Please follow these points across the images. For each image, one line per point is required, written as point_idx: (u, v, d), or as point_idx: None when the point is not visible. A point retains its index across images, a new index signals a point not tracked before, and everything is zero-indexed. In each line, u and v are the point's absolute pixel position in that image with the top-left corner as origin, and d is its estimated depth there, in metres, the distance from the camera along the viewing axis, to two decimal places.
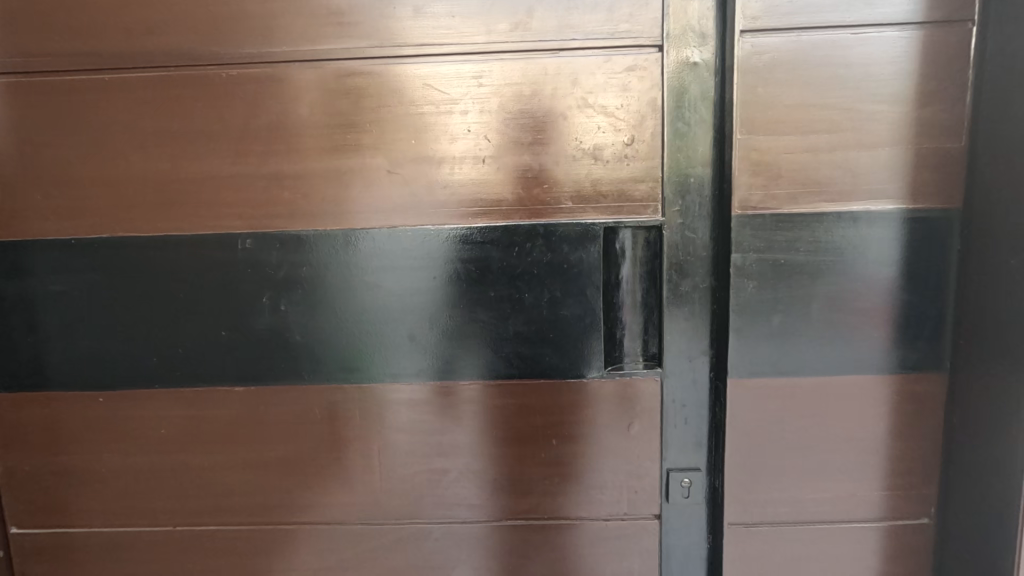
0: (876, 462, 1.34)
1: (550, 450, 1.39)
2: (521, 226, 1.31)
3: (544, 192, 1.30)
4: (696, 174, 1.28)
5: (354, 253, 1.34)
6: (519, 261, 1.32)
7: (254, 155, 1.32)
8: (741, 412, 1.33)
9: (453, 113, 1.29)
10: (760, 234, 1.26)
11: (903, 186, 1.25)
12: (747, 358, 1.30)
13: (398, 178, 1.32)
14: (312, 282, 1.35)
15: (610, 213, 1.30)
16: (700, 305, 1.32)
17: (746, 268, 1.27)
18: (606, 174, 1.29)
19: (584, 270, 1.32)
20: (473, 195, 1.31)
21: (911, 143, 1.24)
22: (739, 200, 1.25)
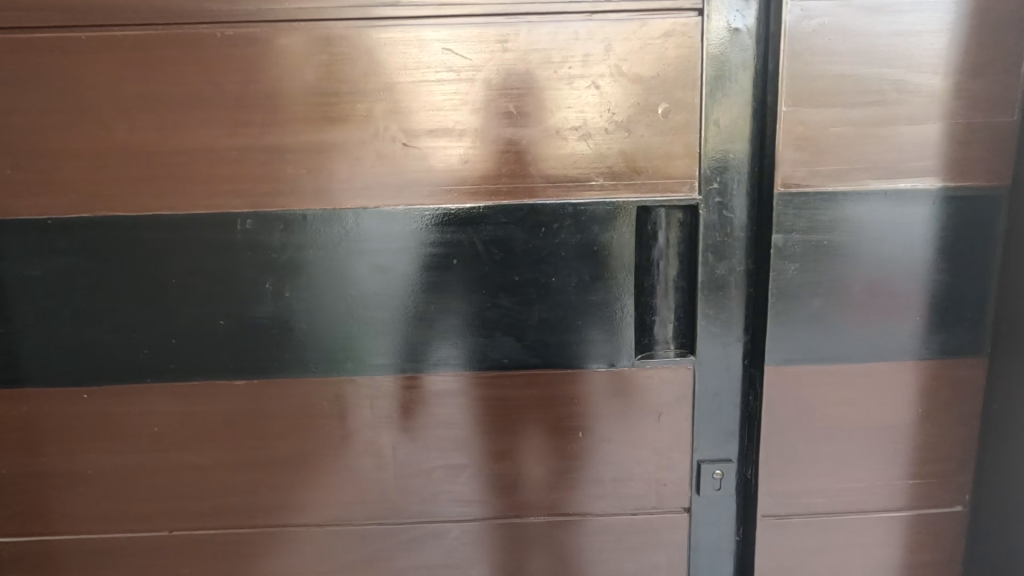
0: (912, 450, 1.31)
1: (575, 442, 1.32)
2: (547, 205, 1.22)
3: (573, 169, 1.21)
4: (735, 150, 1.20)
5: (366, 234, 1.23)
6: (546, 243, 1.23)
7: (255, 125, 1.19)
8: (777, 399, 1.28)
9: (476, 80, 1.18)
10: (803, 214, 1.19)
11: (949, 163, 1.19)
12: (786, 344, 1.25)
13: (414, 152, 1.21)
14: (319, 266, 1.24)
15: (643, 191, 1.21)
16: (736, 289, 1.26)
17: (787, 249, 1.20)
18: (639, 149, 1.20)
19: (615, 252, 1.24)
20: (496, 171, 1.21)
21: (960, 117, 1.17)
22: (782, 177, 1.17)
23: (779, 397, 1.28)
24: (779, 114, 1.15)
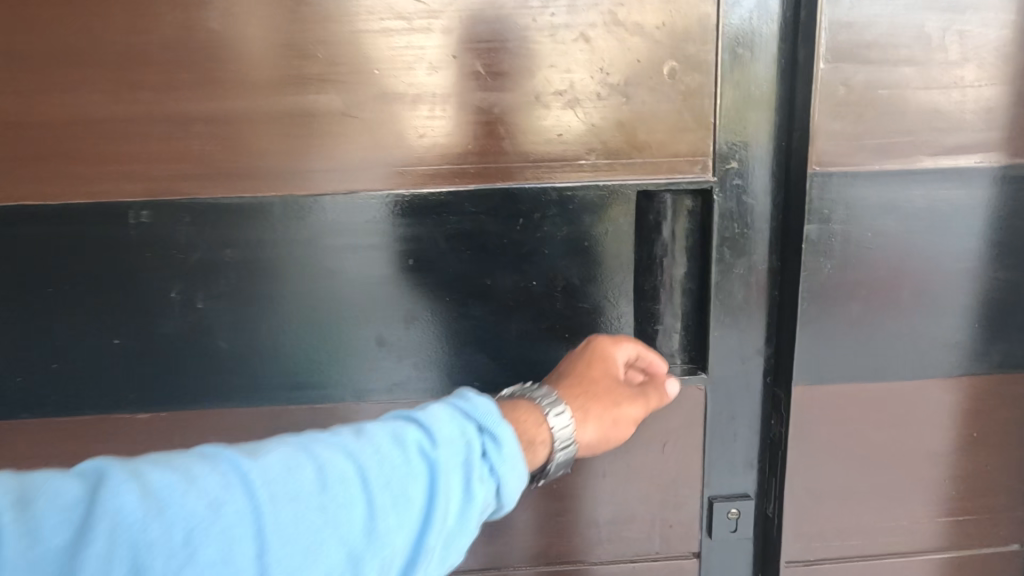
0: (962, 480, 1.10)
1: (564, 479, 1.09)
2: (526, 189, 0.98)
3: (557, 144, 0.97)
4: (758, 120, 0.98)
5: (298, 228, 0.98)
6: (525, 237, 0.99)
7: (145, 86, 0.91)
8: (807, 425, 1.05)
9: (433, 31, 0.93)
10: (842, 199, 0.96)
11: (1019, 136, 0.97)
12: (818, 359, 1.02)
13: (356, 123, 0.95)
14: (241, 269, 0.98)
15: (645, 172, 0.98)
16: (757, 292, 1.03)
17: (820, 242, 0.98)
18: (640, 119, 0.96)
19: (612, 248, 1.01)
20: (461, 147, 0.96)
21: None
22: (818, 153, 0.94)
23: (808, 423, 1.05)
24: (816, 73, 0.92)
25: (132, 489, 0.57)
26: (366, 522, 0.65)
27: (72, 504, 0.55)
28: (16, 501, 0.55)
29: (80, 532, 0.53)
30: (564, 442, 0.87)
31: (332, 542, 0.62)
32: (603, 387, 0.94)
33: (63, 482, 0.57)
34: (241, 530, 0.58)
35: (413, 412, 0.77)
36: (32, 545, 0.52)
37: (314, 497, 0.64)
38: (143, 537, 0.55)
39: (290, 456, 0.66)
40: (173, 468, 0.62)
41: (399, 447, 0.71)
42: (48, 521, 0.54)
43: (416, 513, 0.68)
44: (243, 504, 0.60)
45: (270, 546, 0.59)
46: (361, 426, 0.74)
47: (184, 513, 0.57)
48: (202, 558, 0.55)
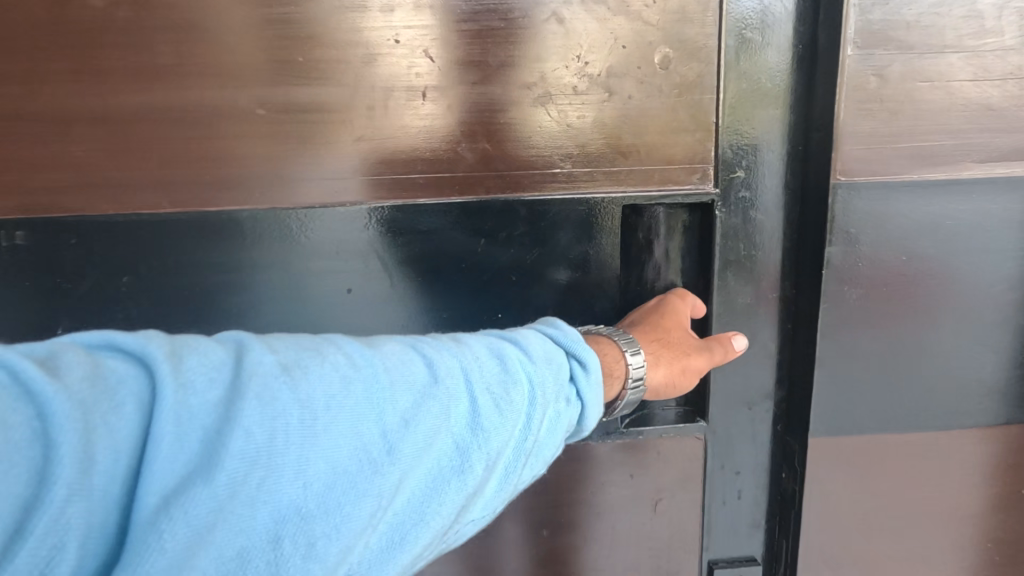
0: (1006, 543, 0.93)
1: (540, 542, 0.92)
2: (490, 203, 0.80)
3: (526, 147, 0.80)
4: (769, 121, 0.81)
5: (211, 251, 0.80)
6: (489, 260, 0.83)
7: (14, 79, 0.74)
8: (826, 484, 0.88)
9: (370, 7, 0.75)
10: (871, 216, 0.79)
11: None
12: (841, 405, 0.86)
13: (278, 122, 0.77)
14: (142, 301, 0.80)
15: (633, 182, 0.81)
16: (766, 324, 0.87)
17: (846, 266, 0.81)
18: (626, 118, 0.79)
19: (594, 273, 0.85)
20: (409, 152, 0.79)
21: None
22: (842, 160, 0.77)
23: (828, 480, 0.88)
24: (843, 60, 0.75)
25: (270, 358, 0.50)
26: (486, 414, 0.56)
27: (220, 363, 0.48)
28: (171, 352, 0.47)
29: (233, 389, 0.46)
30: (638, 380, 0.75)
31: (450, 426, 0.54)
32: (679, 331, 0.80)
33: (205, 345, 0.49)
34: (367, 407, 0.50)
35: (512, 332, 0.67)
36: (192, 394, 0.45)
37: (424, 386, 0.54)
38: (283, 398, 0.47)
39: (403, 351, 0.57)
40: (302, 346, 0.54)
41: (497, 361, 0.61)
42: (201, 374, 0.46)
43: (521, 415, 0.58)
44: (372, 383, 0.52)
45: (399, 425, 0.51)
46: (465, 337, 0.65)
47: (316, 387, 0.49)
48: (332, 426, 0.48)
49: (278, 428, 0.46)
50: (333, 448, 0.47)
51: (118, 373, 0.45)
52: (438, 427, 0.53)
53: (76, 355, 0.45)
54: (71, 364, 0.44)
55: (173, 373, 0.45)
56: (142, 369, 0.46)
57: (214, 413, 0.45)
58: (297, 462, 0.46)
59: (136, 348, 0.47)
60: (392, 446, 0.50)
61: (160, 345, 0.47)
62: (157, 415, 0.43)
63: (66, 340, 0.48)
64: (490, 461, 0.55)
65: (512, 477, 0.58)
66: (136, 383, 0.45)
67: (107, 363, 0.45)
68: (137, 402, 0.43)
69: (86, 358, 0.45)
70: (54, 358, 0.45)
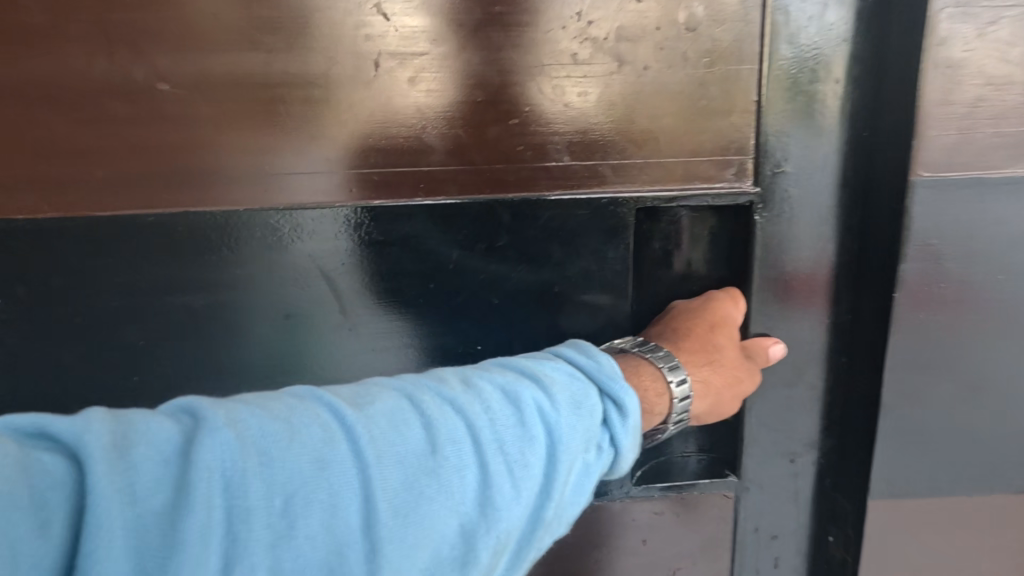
0: None
1: None
2: (465, 206, 0.63)
3: (513, 133, 0.62)
4: (827, 99, 0.63)
5: (103, 268, 0.62)
6: (465, 279, 0.65)
7: None
8: (887, 556, 0.71)
9: None
10: (963, 222, 0.61)
11: None
12: (913, 462, 0.67)
13: (186, 99, 0.59)
14: (15, 334, 0.62)
15: (650, 178, 0.63)
16: (815, 357, 0.69)
17: (926, 287, 0.62)
18: (642, 95, 0.61)
19: (598, 295, 0.66)
20: (362, 139, 0.61)
21: None
22: (928, 149, 0.59)
23: (889, 553, 0.71)
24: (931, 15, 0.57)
25: (222, 434, 0.36)
26: (505, 487, 0.40)
27: (166, 453, 0.35)
28: (112, 441, 0.35)
29: (176, 490, 0.34)
30: (682, 414, 0.59)
31: (458, 507, 0.39)
32: (731, 350, 0.63)
33: (156, 422, 0.37)
34: (343, 496, 0.36)
35: (531, 361, 0.48)
36: (124, 504, 0.33)
37: (417, 457, 0.39)
38: (240, 495, 0.34)
39: (397, 403, 0.42)
40: (274, 405, 0.40)
41: (513, 409, 0.43)
42: (145, 472, 0.34)
43: (539, 476, 0.42)
44: (352, 459, 0.38)
45: (382, 517, 0.37)
46: (479, 368, 0.48)
47: (281, 472, 0.36)
48: (298, 525, 0.35)
49: (231, 541, 0.33)
50: (298, 555, 0.34)
51: (53, 471, 0.33)
52: (436, 512, 0.38)
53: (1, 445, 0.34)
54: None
55: (109, 477, 0.33)
56: (76, 466, 0.34)
57: (153, 527, 0.33)
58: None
59: (70, 436, 0.35)
60: (375, 544, 0.36)
61: (100, 429, 0.35)
62: (87, 537, 0.32)
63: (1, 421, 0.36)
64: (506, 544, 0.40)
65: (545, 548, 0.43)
66: (69, 488, 0.33)
67: (36, 457, 0.34)
68: (72, 516, 0.33)
69: (14, 451, 0.33)
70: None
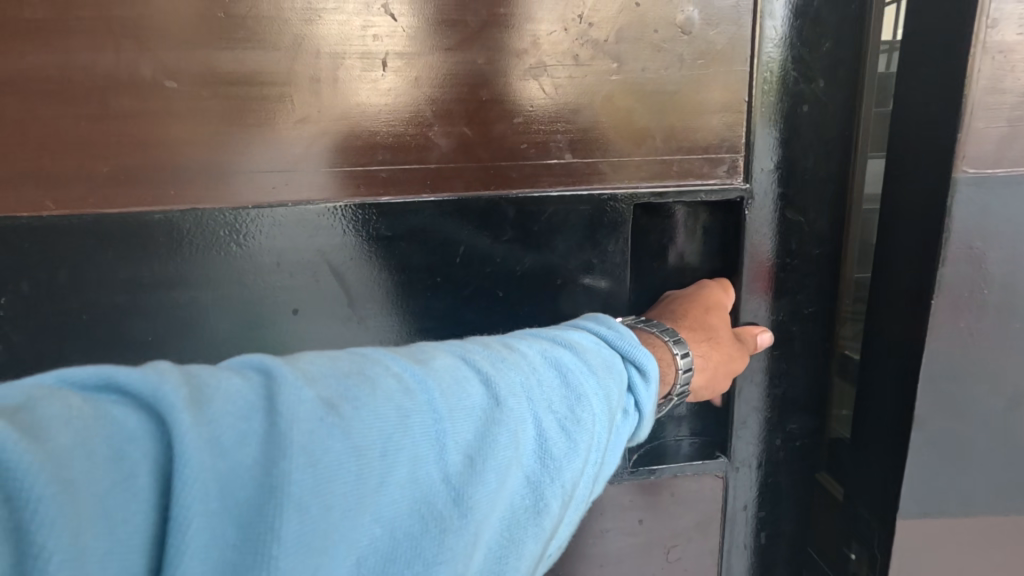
0: None
1: None
2: (472, 201, 0.65)
3: (517, 132, 0.63)
4: (815, 99, 0.66)
5: (109, 265, 0.62)
6: (471, 272, 0.67)
7: None
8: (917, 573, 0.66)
9: None
10: (1007, 222, 0.57)
11: None
12: (953, 481, 0.62)
13: (193, 96, 0.59)
14: (20, 332, 0.62)
15: (647, 175, 0.66)
16: (800, 343, 0.74)
17: (965, 290, 0.58)
18: (639, 95, 0.64)
19: (599, 286, 0.69)
20: (368, 136, 0.62)
21: None
22: (970, 144, 0.55)
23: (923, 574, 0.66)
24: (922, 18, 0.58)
25: (304, 389, 0.35)
26: (562, 439, 0.44)
27: (248, 408, 0.33)
28: (189, 395, 0.32)
29: (269, 443, 0.32)
30: (684, 386, 0.61)
31: (525, 458, 0.41)
32: (726, 327, 0.66)
33: (227, 379, 0.34)
34: (428, 445, 0.37)
35: (559, 332, 0.53)
36: (214, 458, 0.30)
37: (487, 410, 0.41)
38: (343, 441, 0.34)
39: (455, 364, 0.44)
40: (337, 363, 0.40)
41: (558, 370, 0.47)
42: (230, 425, 0.32)
43: (590, 432, 0.45)
44: (431, 412, 0.39)
45: (465, 468, 0.38)
46: (510, 338, 0.52)
47: (370, 424, 0.36)
48: (393, 474, 0.35)
49: (331, 495, 0.32)
50: (392, 505, 0.35)
51: (124, 425, 0.30)
52: (513, 462, 0.40)
53: (61, 398, 0.30)
54: (58, 417, 0.29)
55: (195, 430, 0.30)
56: (150, 420, 0.31)
57: (249, 481, 0.31)
58: (355, 529, 0.33)
59: (144, 390, 0.31)
60: (462, 492, 0.37)
61: (172, 382, 0.32)
62: (176, 496, 0.29)
63: (52, 377, 0.32)
64: (567, 494, 0.43)
65: (586, 499, 0.47)
66: (146, 442, 0.30)
67: (104, 411, 0.30)
68: (154, 473, 0.30)
69: (77, 406, 0.30)
70: (30, 403, 0.30)
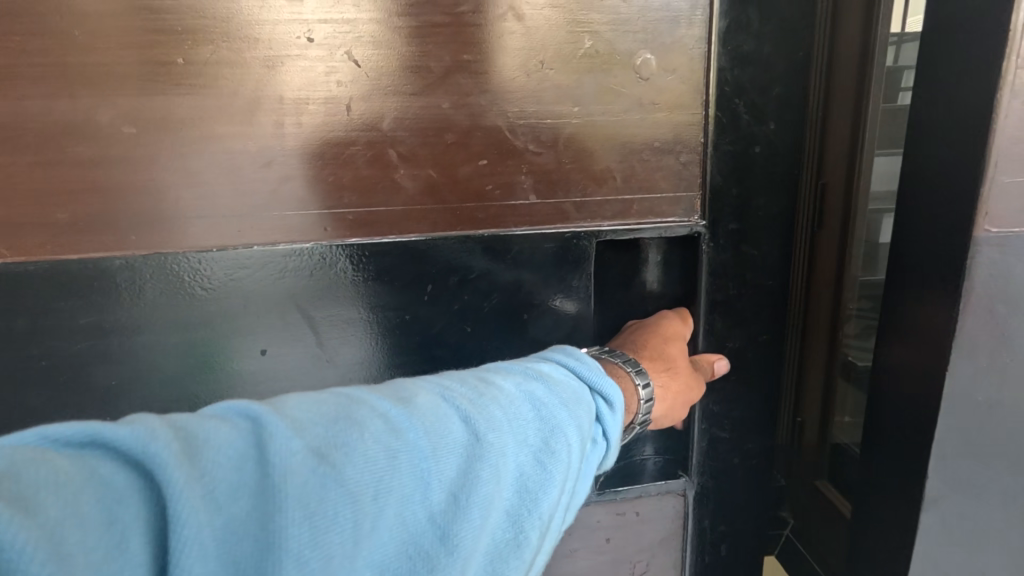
0: None
1: None
2: (438, 242, 0.66)
3: (483, 173, 0.65)
4: (768, 139, 0.69)
5: (71, 311, 0.61)
6: (440, 309, 0.68)
7: None
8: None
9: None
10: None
11: None
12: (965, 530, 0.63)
13: (154, 142, 0.59)
14: None
15: (609, 214, 0.68)
16: (756, 367, 0.78)
17: (982, 351, 0.57)
18: (600, 138, 0.66)
19: (565, 318, 0.72)
20: (335, 179, 0.63)
21: None
22: (997, 194, 0.54)
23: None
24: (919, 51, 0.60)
25: (293, 437, 0.36)
26: (537, 472, 0.46)
27: (238, 457, 0.34)
28: (180, 449, 0.33)
29: (261, 495, 0.33)
30: (645, 415, 0.63)
31: (505, 493, 0.43)
32: (683, 355, 0.68)
33: (216, 427, 0.35)
34: (415, 486, 0.39)
35: (530, 363, 0.55)
36: (210, 514, 0.31)
37: (469, 446, 0.43)
38: (334, 488, 0.35)
39: (437, 399, 0.45)
40: (323, 405, 0.40)
41: (535, 404, 0.49)
42: (223, 478, 0.33)
43: (566, 463, 0.48)
44: (416, 452, 0.40)
45: (450, 507, 0.40)
46: (486, 370, 0.53)
47: (361, 470, 0.37)
48: (383, 517, 0.37)
49: (325, 543, 0.34)
50: (382, 548, 0.37)
51: (115, 486, 0.31)
52: (494, 498, 0.42)
53: (48, 462, 0.30)
54: (46, 484, 0.29)
55: (190, 486, 0.31)
56: (141, 478, 0.32)
57: (245, 534, 0.32)
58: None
59: (133, 446, 0.32)
60: (447, 531, 0.39)
61: (162, 436, 0.33)
62: (175, 555, 0.30)
63: (32, 435, 0.32)
64: (544, 524, 0.45)
65: (559, 527, 0.49)
66: (138, 501, 0.31)
67: (94, 470, 0.31)
68: (149, 532, 0.30)
69: (66, 469, 0.30)
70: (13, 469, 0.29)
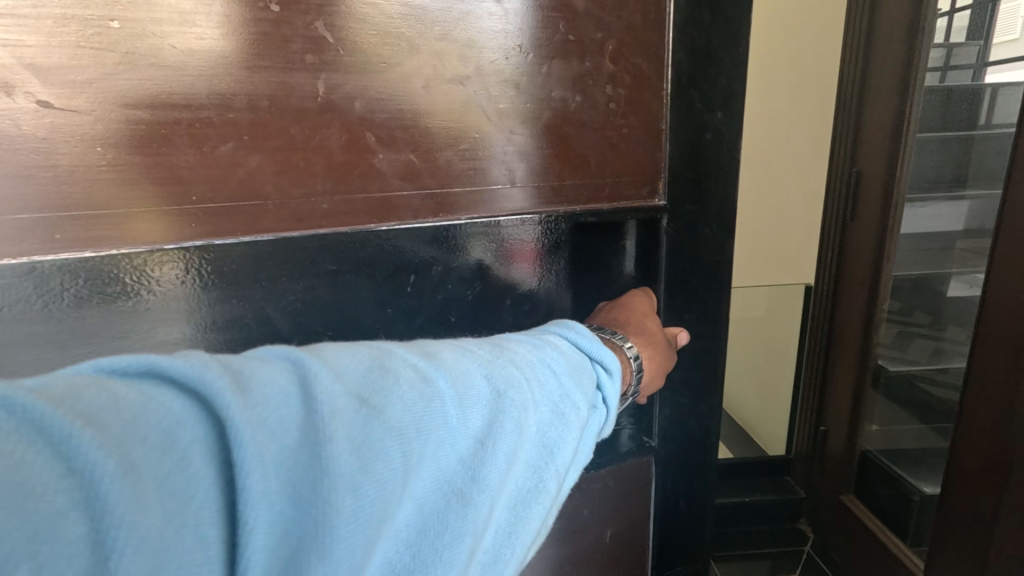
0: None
1: None
2: (420, 230, 0.64)
3: (461, 158, 0.64)
4: (720, 126, 0.75)
5: None
6: (422, 299, 0.67)
7: None
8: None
9: None
10: None
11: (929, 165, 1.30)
12: None
13: (80, 120, 0.49)
14: None
15: (584, 197, 0.71)
16: (710, 337, 0.85)
17: None
18: (575, 123, 0.68)
19: (540, 300, 0.75)
20: (303, 162, 0.57)
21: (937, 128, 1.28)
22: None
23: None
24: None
25: (336, 381, 0.35)
26: (552, 427, 0.47)
27: (285, 394, 0.33)
28: (231, 382, 0.32)
29: (309, 427, 0.32)
30: (635, 386, 0.66)
31: (526, 445, 0.45)
32: (659, 328, 0.73)
33: (261, 368, 0.34)
34: (450, 431, 0.39)
35: (535, 334, 0.57)
36: (268, 440, 0.30)
37: (493, 399, 0.44)
38: (379, 421, 0.35)
39: (459, 356, 0.46)
40: (358, 355, 0.40)
41: (546, 365, 0.51)
42: (273, 410, 0.32)
43: (574, 424, 0.50)
44: (449, 398, 0.40)
45: (482, 454, 0.40)
46: (498, 339, 0.54)
47: (402, 412, 0.37)
48: (427, 455, 0.37)
49: (375, 471, 0.33)
50: (423, 484, 0.36)
51: (165, 410, 0.30)
52: (518, 447, 0.43)
53: (101, 385, 0.29)
54: (102, 404, 0.28)
55: (246, 414, 0.30)
56: (194, 405, 0.31)
57: (298, 461, 0.31)
58: (398, 503, 0.34)
59: (184, 375, 0.31)
60: (478, 472, 0.39)
61: (214, 370, 0.32)
62: (239, 472, 0.29)
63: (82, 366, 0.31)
64: (559, 477, 0.47)
65: (564, 487, 0.51)
66: (192, 425, 0.30)
67: (150, 397, 0.30)
68: (205, 453, 0.30)
69: (119, 392, 0.29)
70: (74, 388, 0.28)
